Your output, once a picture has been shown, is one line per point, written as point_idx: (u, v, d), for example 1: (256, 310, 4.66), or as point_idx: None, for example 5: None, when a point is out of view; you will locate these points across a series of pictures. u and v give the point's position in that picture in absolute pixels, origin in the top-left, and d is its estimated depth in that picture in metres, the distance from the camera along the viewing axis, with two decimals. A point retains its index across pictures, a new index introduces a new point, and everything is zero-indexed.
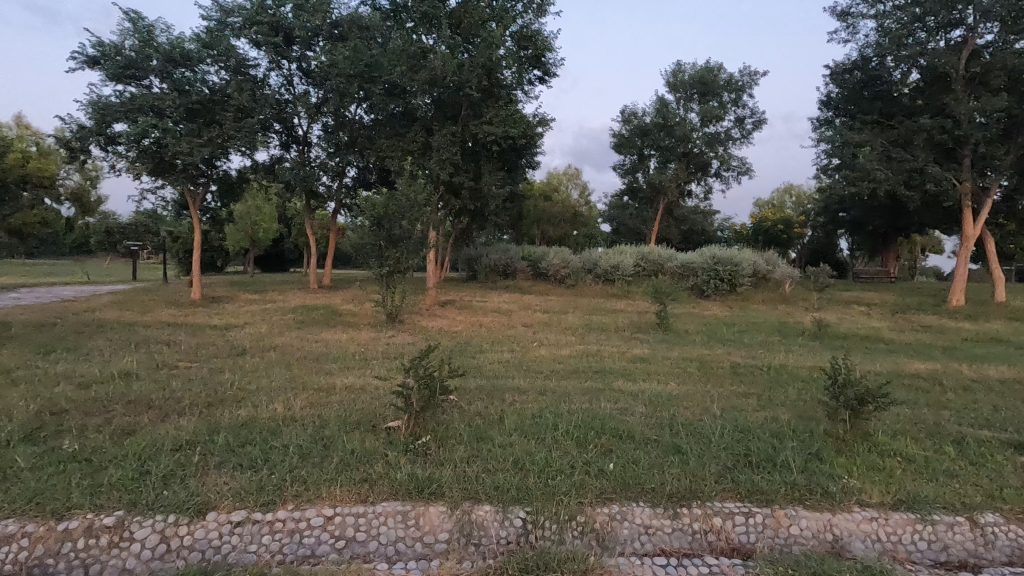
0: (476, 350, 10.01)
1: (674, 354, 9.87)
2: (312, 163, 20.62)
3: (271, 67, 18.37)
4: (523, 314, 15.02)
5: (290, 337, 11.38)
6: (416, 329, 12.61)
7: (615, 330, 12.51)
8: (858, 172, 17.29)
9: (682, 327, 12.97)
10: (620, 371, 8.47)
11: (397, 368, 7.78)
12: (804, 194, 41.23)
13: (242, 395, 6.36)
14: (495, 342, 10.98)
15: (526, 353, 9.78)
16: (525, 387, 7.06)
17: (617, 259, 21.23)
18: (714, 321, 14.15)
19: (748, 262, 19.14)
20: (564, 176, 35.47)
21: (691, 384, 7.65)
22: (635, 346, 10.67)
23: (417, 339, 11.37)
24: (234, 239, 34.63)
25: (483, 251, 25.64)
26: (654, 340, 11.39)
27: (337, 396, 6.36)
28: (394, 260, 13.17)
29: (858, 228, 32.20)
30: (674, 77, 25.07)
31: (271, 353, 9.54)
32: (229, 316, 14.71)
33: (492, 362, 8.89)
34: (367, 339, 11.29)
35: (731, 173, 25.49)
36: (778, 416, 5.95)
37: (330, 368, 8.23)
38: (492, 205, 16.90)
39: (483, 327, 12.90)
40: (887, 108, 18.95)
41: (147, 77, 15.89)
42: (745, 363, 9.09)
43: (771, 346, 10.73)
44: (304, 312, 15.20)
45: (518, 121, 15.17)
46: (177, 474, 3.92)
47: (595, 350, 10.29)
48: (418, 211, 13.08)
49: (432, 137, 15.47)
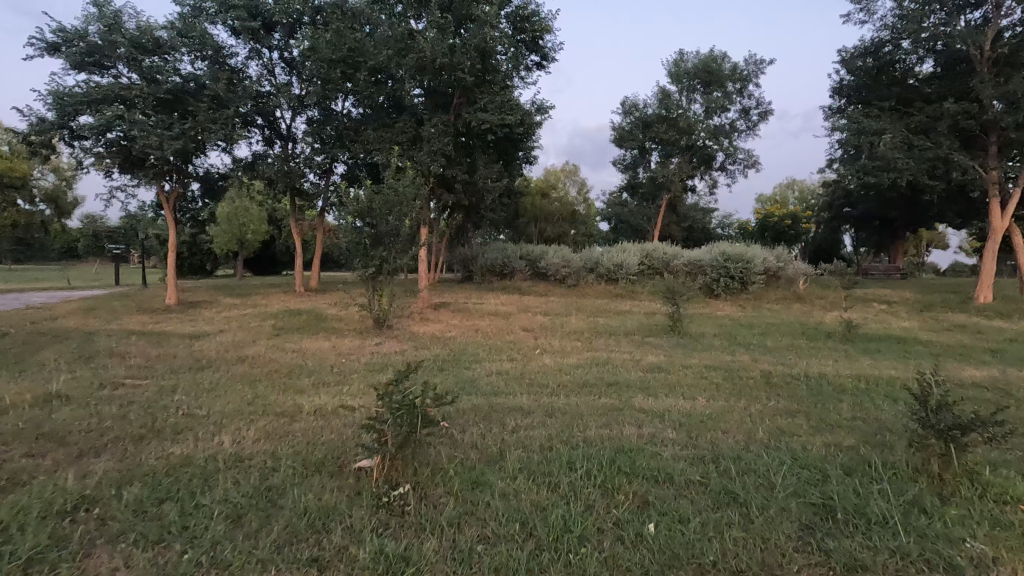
0: (471, 360, 8.88)
1: (693, 362, 8.77)
2: (298, 159, 19.48)
3: (251, 56, 17.26)
4: (523, 317, 13.88)
5: (263, 347, 10.20)
6: (406, 336, 11.46)
7: (624, 334, 11.40)
8: (878, 163, 16.21)
9: (697, 330, 11.85)
10: (637, 383, 7.37)
11: (379, 386, 6.65)
12: (807, 189, 40.28)
13: (183, 424, 5.19)
14: (492, 349, 9.86)
15: (528, 362, 8.67)
16: (529, 408, 5.93)
17: (620, 257, 20.14)
18: (729, 323, 13.05)
19: (759, 258, 18.11)
20: (562, 173, 34.33)
21: (722, 400, 6.56)
22: (649, 353, 9.55)
23: (405, 347, 10.23)
24: (221, 242, 33.41)
25: (479, 250, 24.51)
26: (669, 345, 10.29)
27: (301, 424, 5.24)
28: (381, 260, 12.01)
29: (864, 222, 31.35)
30: (676, 67, 23.94)
31: (237, 367, 8.35)
32: (203, 323, 13.53)
33: (489, 375, 7.75)
34: (350, 348, 10.18)
35: (736, 167, 24.42)
36: (839, 443, 4.86)
37: (301, 385, 7.06)
38: (489, 200, 15.76)
39: (479, 332, 11.75)
40: (904, 95, 17.94)
41: (114, 65, 14.67)
42: (777, 373, 7.97)
43: (800, 351, 9.65)
44: (285, 318, 14.02)
45: (515, 108, 14.06)
46: (47, 559, 2.80)
47: (605, 357, 9.19)
48: (406, 208, 11.94)
49: (422, 128, 14.28)
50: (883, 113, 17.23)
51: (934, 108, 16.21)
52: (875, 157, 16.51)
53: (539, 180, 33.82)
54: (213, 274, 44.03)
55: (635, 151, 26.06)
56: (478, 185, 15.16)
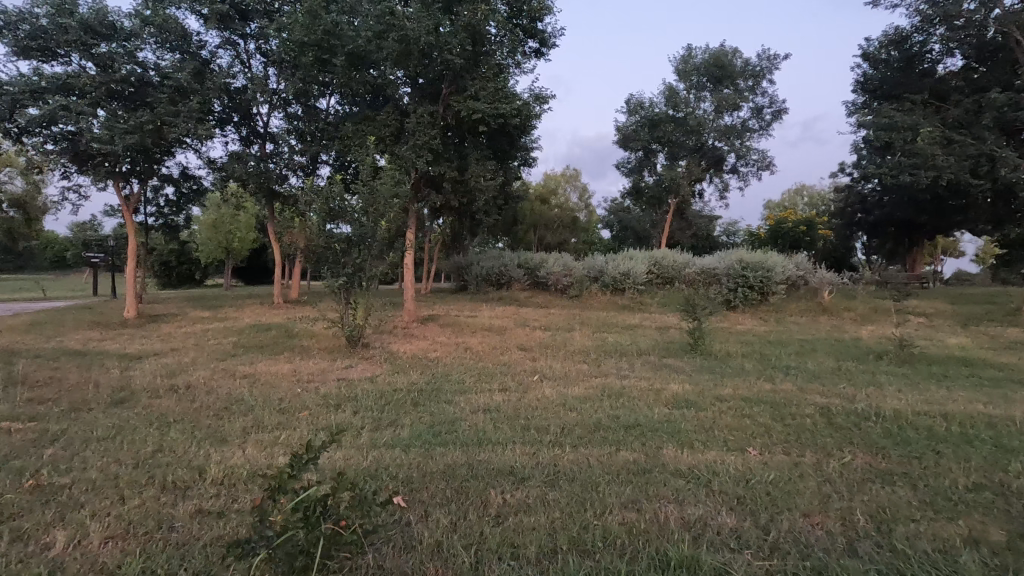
0: (455, 390, 7.24)
1: (727, 393, 7.15)
2: (277, 159, 18.02)
3: (223, 46, 15.77)
4: (520, 333, 12.26)
5: (208, 373, 8.55)
6: (382, 356, 9.82)
7: (638, 354, 9.79)
8: (914, 160, 14.66)
9: (721, 349, 10.19)
10: (664, 425, 5.74)
11: (326, 438, 5.01)
12: (818, 195, 38.79)
13: (14, 507, 3.54)
14: (482, 374, 8.25)
15: (524, 395, 7.00)
16: (523, 471, 4.29)
17: (627, 265, 18.51)
18: (754, 340, 11.41)
19: (780, 267, 16.49)
20: (563, 178, 32.71)
21: (778, 453, 4.95)
22: (670, 380, 7.91)
23: (378, 372, 8.59)
24: (206, 249, 31.78)
25: (474, 259, 22.93)
26: (692, 370, 8.62)
27: (192, 503, 3.62)
28: (355, 268, 10.39)
29: (879, 228, 29.85)
30: (683, 64, 22.45)
31: (163, 400, 6.71)
32: (157, 340, 11.92)
33: (474, 415, 6.10)
34: (314, 373, 8.59)
35: (749, 169, 22.86)
36: (984, 542, 3.23)
37: (227, 432, 5.40)
38: (481, 201, 14.11)
39: (469, 352, 10.13)
40: (937, 88, 16.58)
41: (63, 52, 13.11)
42: (839, 410, 6.29)
43: (853, 377, 7.99)
44: (250, 334, 12.39)
45: (510, 97, 12.49)
46: None
47: (619, 386, 7.57)
48: (382, 208, 10.37)
49: (406, 120, 12.72)
50: (917, 106, 15.70)
51: (974, 101, 14.75)
52: (910, 154, 14.94)
53: (538, 185, 32.22)
54: (202, 284, 42.40)
55: (640, 153, 24.49)
56: (469, 184, 13.54)
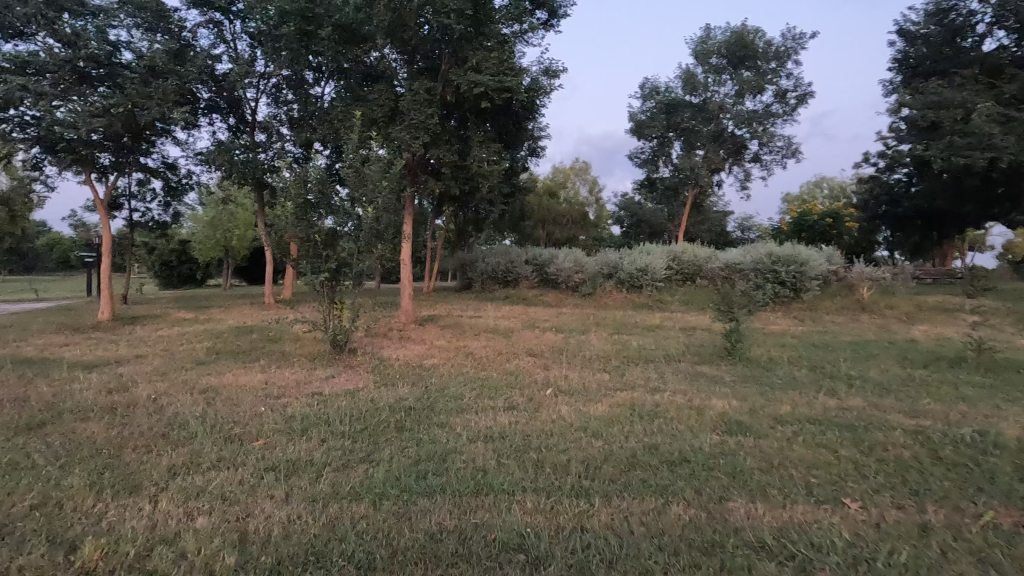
0: (451, 409, 5.94)
1: (787, 413, 5.78)
2: (266, 148, 16.80)
3: (203, 23, 14.49)
4: (528, 336, 10.93)
5: (164, 386, 7.26)
6: (370, 364, 8.52)
7: (666, 361, 8.44)
8: (968, 141, 13.15)
9: (762, 354, 8.83)
10: (718, 461, 4.40)
11: (269, 492, 3.72)
12: (839, 186, 37.10)
13: None
14: (484, 387, 6.93)
15: (535, 415, 5.67)
16: (537, 547, 2.97)
17: (645, 259, 17.11)
18: (796, 343, 10.04)
19: (816, 261, 15.07)
20: (571, 171, 31.32)
21: (887, 507, 3.60)
22: (712, 394, 6.56)
23: (362, 384, 7.29)
24: (203, 248, 30.66)
25: (479, 255, 21.62)
26: (735, 381, 7.25)
27: None
28: (340, 262, 9.08)
29: (907, 220, 28.40)
30: (701, 45, 21.00)
31: (90, 424, 5.46)
32: (125, 346, 10.69)
33: (473, 448, 4.77)
34: (288, 385, 7.33)
35: (772, 157, 21.36)
36: None
37: (145, 475, 4.09)
38: (485, 189, 12.78)
39: (470, 358, 8.85)
40: (988, 62, 15.11)
41: (25, 29, 11.93)
42: (939, 437, 4.92)
43: (932, 389, 6.62)
44: (229, 338, 11.16)
45: (516, 71, 11.15)
46: None
47: (650, 402, 6.22)
48: (370, 193, 9.06)
49: (401, 98, 11.41)
50: (966, 82, 14.20)
51: None
52: (963, 133, 13.45)
53: (547, 178, 30.85)
54: (203, 284, 41.39)
55: (655, 142, 23.06)
56: (471, 170, 12.21)
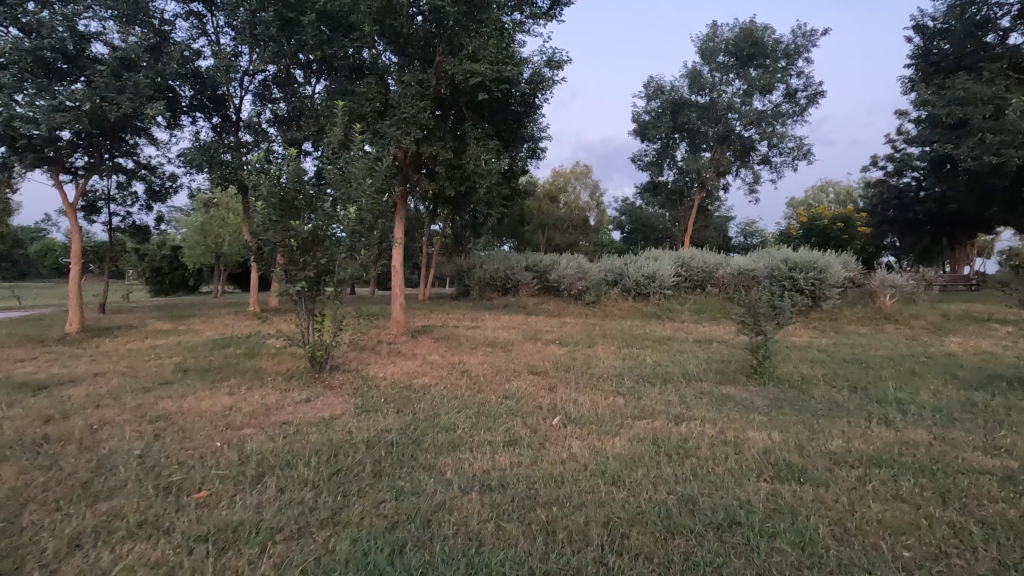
0: (440, 445, 4.98)
1: (841, 451, 4.84)
2: (250, 148, 15.90)
3: (183, 15, 13.62)
4: (530, 349, 9.99)
5: (112, 413, 6.31)
6: (353, 384, 7.59)
7: (687, 380, 7.51)
8: (1001, 138, 12.39)
9: (792, 372, 7.90)
10: (775, 523, 3.46)
11: None
12: (845, 190, 36.34)
13: None
14: (480, 414, 5.99)
15: (541, 454, 4.74)
16: None
17: (652, 265, 16.22)
18: (826, 358, 9.10)
19: (836, 267, 14.23)
20: (572, 175, 30.48)
21: None
22: (746, 424, 5.62)
23: (341, 410, 6.34)
24: (193, 254, 29.71)
25: (477, 261, 20.71)
26: (769, 406, 6.31)
27: None
28: (320, 268, 8.15)
29: (914, 225, 27.37)
30: (707, 43, 20.20)
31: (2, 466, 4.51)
32: (87, 361, 9.71)
33: (466, 503, 3.82)
34: (255, 410, 6.38)
35: (783, 158, 20.54)
36: None
37: (35, 548, 3.14)
38: (482, 190, 11.90)
39: (466, 376, 7.92)
40: (1016, 56, 14.36)
41: None
42: None
43: (1002, 417, 5.69)
44: (202, 352, 10.18)
45: (517, 61, 10.29)
46: None
47: (675, 435, 5.29)
48: (353, 191, 8.12)
49: (392, 91, 10.51)
50: (996, 77, 13.50)
51: None
52: (996, 130, 12.60)
53: (547, 182, 29.99)
54: (196, 291, 40.36)
55: (660, 143, 22.24)
56: (466, 169, 11.30)
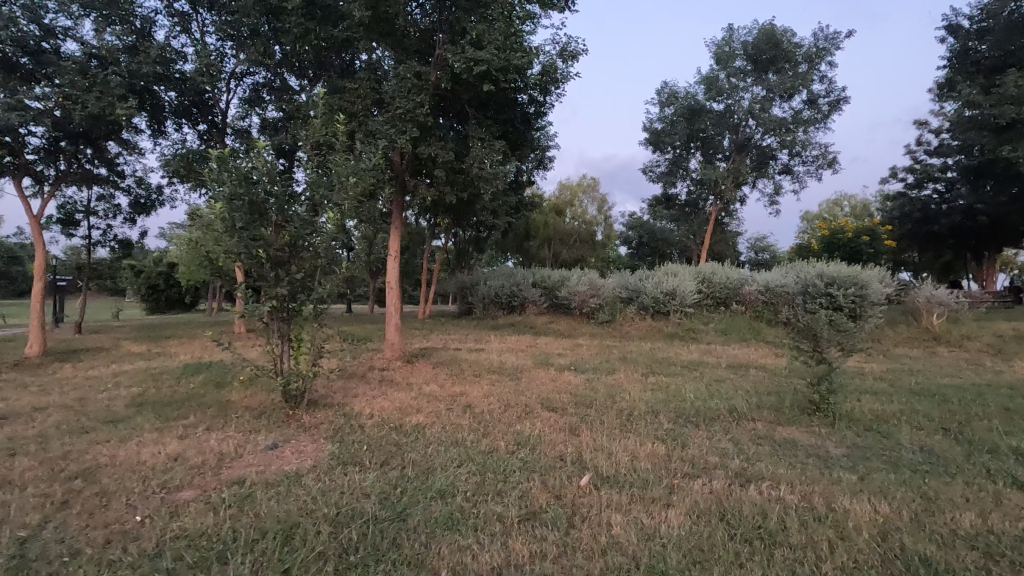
0: (433, 523, 3.67)
1: (986, 535, 3.51)
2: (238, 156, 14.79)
3: (164, 12, 12.60)
4: (543, 377, 8.70)
5: (26, 464, 5.07)
6: (333, 423, 6.30)
7: (737, 420, 6.18)
8: None
9: (861, 409, 6.59)
10: None
11: None
12: (861, 204, 35.19)
13: None
14: (488, 469, 4.71)
15: (573, 541, 3.44)
16: None
17: (672, 281, 14.96)
18: (889, 390, 7.77)
19: (877, 283, 12.95)
20: (579, 188, 29.44)
21: None
22: (836, 487, 4.29)
23: (311, 462, 5.05)
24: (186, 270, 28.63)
25: (481, 277, 19.47)
26: (851, 458, 4.99)
27: None
28: (296, 284, 6.87)
29: (936, 238, 26.15)
30: (723, 47, 19.22)
31: None
32: (32, 393, 8.43)
33: None
34: (205, 462, 5.10)
35: (805, 167, 19.38)
36: None
37: None
38: (487, 197, 10.68)
39: (469, 413, 6.66)
40: None
41: None
42: None
43: None
44: (169, 381, 8.90)
45: (527, 51, 9.16)
46: None
47: (747, 505, 3.98)
48: (337, 193, 6.90)
49: (386, 85, 9.36)
50: None
51: None
52: None
53: (554, 195, 28.93)
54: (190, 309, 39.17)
55: (674, 153, 21.16)
56: (469, 173, 10.09)
